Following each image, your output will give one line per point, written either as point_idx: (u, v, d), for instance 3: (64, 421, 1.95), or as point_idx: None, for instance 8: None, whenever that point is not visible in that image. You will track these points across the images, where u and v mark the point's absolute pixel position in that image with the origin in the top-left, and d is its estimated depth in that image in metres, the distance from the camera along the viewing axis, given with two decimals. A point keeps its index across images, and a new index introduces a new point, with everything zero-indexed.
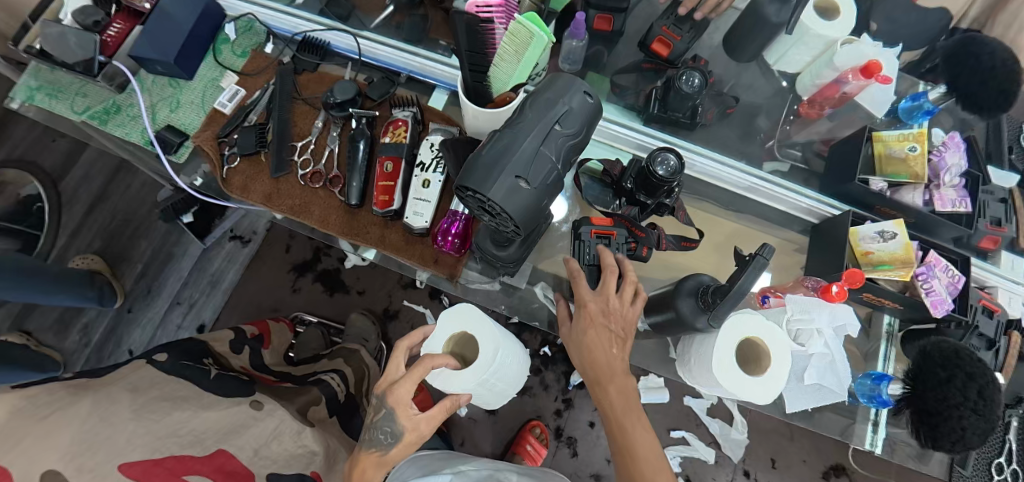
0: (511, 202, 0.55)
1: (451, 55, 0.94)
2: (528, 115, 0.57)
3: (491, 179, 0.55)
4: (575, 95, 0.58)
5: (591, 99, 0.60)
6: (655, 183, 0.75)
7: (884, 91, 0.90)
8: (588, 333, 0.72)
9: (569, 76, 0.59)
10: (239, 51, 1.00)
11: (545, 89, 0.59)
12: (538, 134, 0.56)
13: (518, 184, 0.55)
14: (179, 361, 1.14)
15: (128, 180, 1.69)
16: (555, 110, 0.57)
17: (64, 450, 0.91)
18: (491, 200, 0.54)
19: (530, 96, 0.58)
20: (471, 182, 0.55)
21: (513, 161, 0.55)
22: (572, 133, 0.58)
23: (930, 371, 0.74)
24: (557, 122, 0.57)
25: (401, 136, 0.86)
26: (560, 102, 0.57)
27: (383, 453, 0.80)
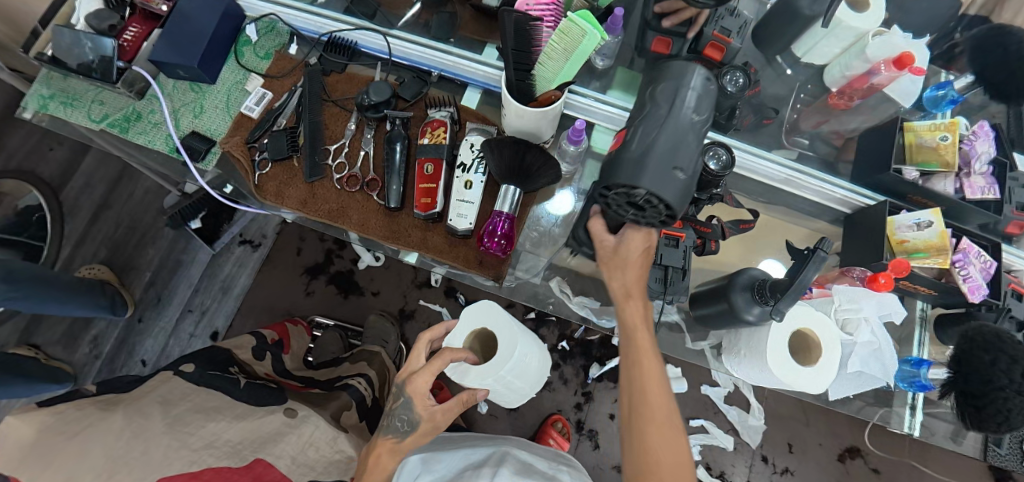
0: (668, 191, 0.65)
1: (484, 53, 0.93)
2: (658, 110, 0.67)
3: (642, 172, 0.65)
4: (695, 81, 0.67)
5: (710, 80, 0.67)
6: (708, 179, 0.77)
7: (913, 82, 0.92)
8: (631, 248, 0.74)
9: (687, 64, 0.67)
10: (262, 53, 0.97)
11: (665, 81, 0.68)
12: (670, 125, 0.66)
13: (672, 175, 0.65)
14: (206, 371, 1.12)
15: (131, 187, 1.65)
16: (682, 101, 0.66)
17: (97, 468, 0.87)
18: (648, 194, 0.65)
19: (651, 93, 0.68)
20: (626, 181, 0.66)
21: (662, 158, 0.65)
22: (702, 118, 0.67)
23: (974, 355, 0.75)
24: (688, 111, 0.66)
25: (441, 137, 0.85)
26: (684, 91, 0.66)
27: (398, 440, 0.87)
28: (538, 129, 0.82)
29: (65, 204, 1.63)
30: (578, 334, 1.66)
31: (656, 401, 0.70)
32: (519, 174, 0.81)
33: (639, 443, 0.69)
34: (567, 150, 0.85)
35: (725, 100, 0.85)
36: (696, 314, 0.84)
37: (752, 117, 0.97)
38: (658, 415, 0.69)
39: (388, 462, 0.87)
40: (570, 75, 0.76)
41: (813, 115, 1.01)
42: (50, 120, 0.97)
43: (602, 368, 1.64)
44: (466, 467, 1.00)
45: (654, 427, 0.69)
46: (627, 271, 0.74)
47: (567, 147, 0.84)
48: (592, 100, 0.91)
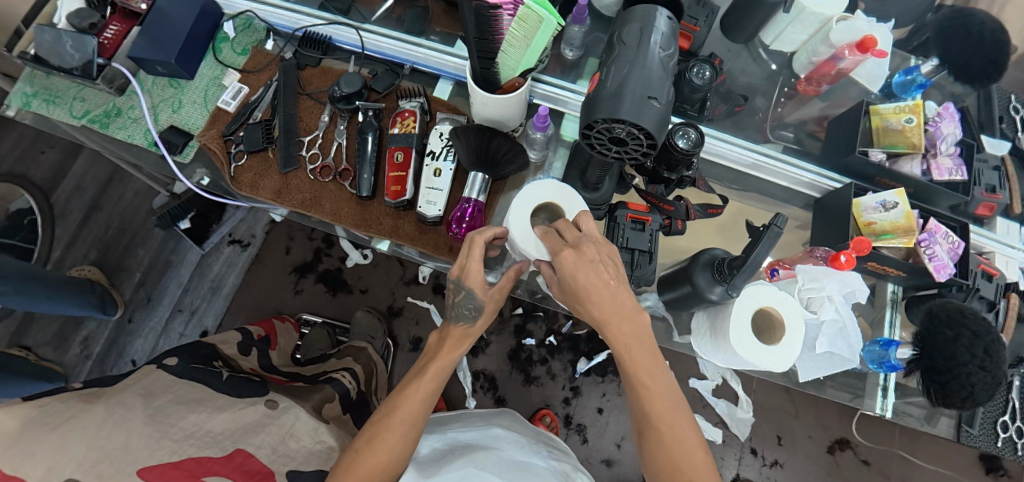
0: (649, 119, 0.59)
1: (455, 45, 0.95)
2: (627, 50, 0.63)
3: (620, 105, 0.60)
4: (658, 18, 0.64)
5: (672, 20, 0.65)
6: (677, 158, 0.80)
7: (878, 66, 0.93)
8: (574, 279, 0.67)
9: (648, 5, 0.65)
10: (239, 49, 0.99)
11: (629, 21, 0.65)
12: (640, 61, 0.61)
13: (651, 103, 0.60)
14: (189, 364, 1.13)
15: (121, 189, 1.67)
16: (649, 38, 0.63)
17: (80, 458, 0.89)
18: (630, 123, 0.59)
19: (618, 36, 0.65)
20: (604, 113, 0.60)
21: (638, 86, 0.60)
22: (670, 53, 0.64)
23: (937, 332, 0.76)
24: (656, 46, 0.63)
25: (411, 126, 0.87)
26: (650, 31, 0.63)
27: (468, 326, 0.81)
28: (505, 116, 0.84)
29: (57, 206, 1.65)
30: (565, 328, 1.66)
31: (670, 421, 0.68)
32: (485, 160, 0.83)
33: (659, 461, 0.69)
34: (534, 137, 0.86)
35: (692, 92, 0.86)
36: (664, 298, 0.84)
37: (723, 105, 0.96)
38: (675, 429, 0.68)
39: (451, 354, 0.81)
40: (531, 62, 0.79)
41: (783, 103, 1.02)
42: (32, 118, 0.99)
43: (590, 362, 1.64)
44: (457, 444, 1.00)
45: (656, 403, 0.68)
46: (583, 305, 0.68)
47: (534, 134, 0.85)
48: (560, 89, 0.92)
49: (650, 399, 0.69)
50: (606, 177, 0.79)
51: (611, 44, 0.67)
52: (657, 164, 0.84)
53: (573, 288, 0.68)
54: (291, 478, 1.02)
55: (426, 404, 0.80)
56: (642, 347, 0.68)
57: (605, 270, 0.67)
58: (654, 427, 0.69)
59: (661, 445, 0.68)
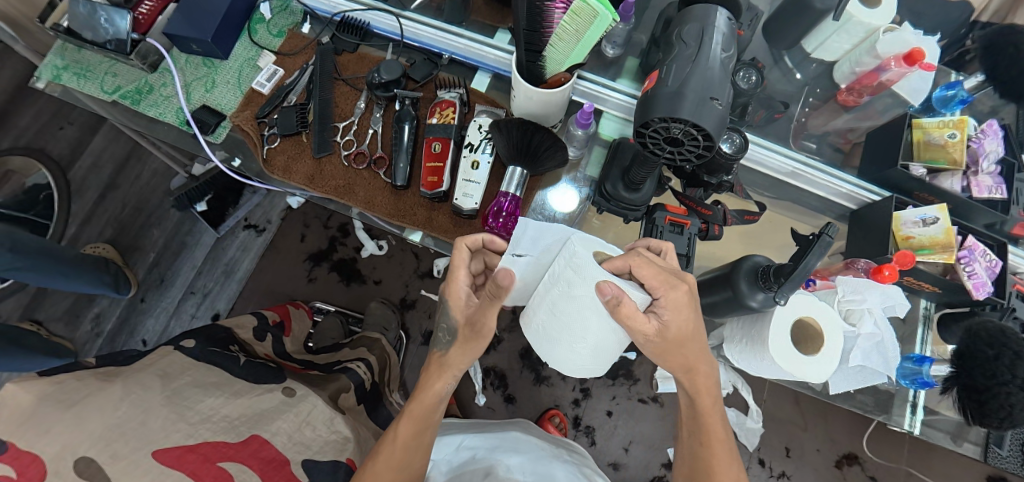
0: (709, 120, 0.59)
1: (495, 37, 0.93)
2: (687, 49, 0.62)
3: (681, 104, 0.59)
4: (719, 18, 0.63)
5: (731, 20, 0.64)
6: (721, 162, 0.79)
7: (923, 79, 0.91)
8: (677, 322, 0.68)
9: (708, 4, 0.64)
10: (275, 31, 0.98)
11: (688, 19, 0.64)
12: (702, 60, 0.60)
13: (712, 104, 0.59)
14: (206, 347, 1.12)
15: (138, 169, 1.66)
16: (710, 38, 0.62)
17: (97, 437, 0.88)
18: (690, 123, 0.58)
19: (676, 36, 0.64)
20: (664, 112, 0.59)
21: (701, 86, 0.59)
22: (730, 54, 0.63)
23: (977, 350, 0.75)
24: (717, 47, 0.62)
25: (449, 117, 0.86)
26: (711, 31, 0.62)
27: (444, 354, 0.77)
28: (545, 111, 0.83)
29: (73, 182, 1.64)
30: None
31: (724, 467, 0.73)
32: (525, 153, 0.82)
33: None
34: (574, 134, 0.85)
35: (736, 97, 0.85)
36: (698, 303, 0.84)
37: (762, 112, 0.94)
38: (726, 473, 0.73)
39: (436, 386, 0.78)
40: (580, 58, 0.77)
41: (819, 114, 1.01)
42: (62, 91, 0.98)
43: None
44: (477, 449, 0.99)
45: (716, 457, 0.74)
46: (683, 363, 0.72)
47: (575, 130, 0.84)
48: (600, 87, 0.91)
49: (713, 446, 0.74)
50: (649, 177, 0.78)
51: (668, 42, 0.66)
52: (698, 167, 0.82)
53: (674, 335, 0.68)
54: (306, 467, 1.02)
55: (409, 451, 0.78)
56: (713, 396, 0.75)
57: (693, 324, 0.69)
58: (707, 472, 0.74)
59: None
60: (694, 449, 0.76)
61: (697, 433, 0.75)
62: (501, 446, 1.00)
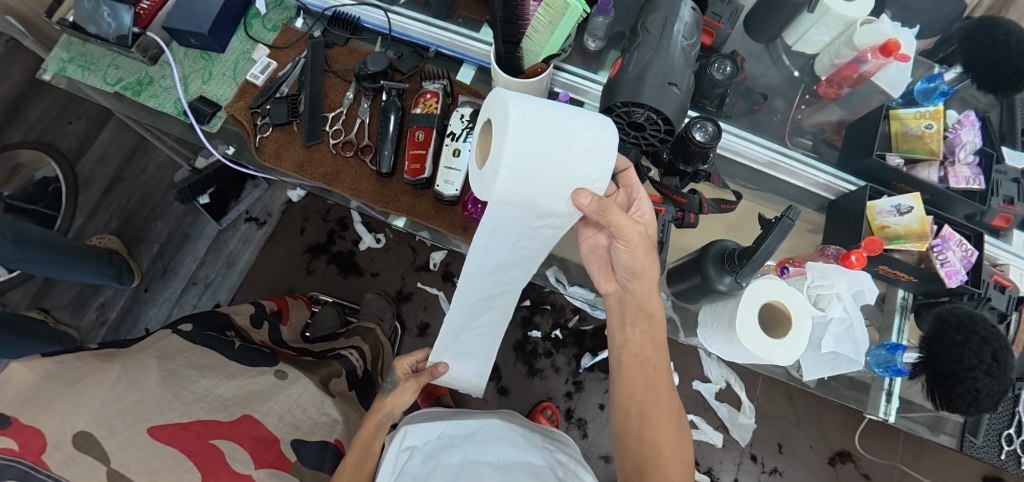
0: (666, 105, 0.65)
1: (480, 31, 0.96)
2: (650, 38, 0.66)
3: (641, 90, 0.65)
4: (683, 8, 0.66)
5: (695, 11, 0.67)
6: (694, 150, 0.80)
7: (900, 71, 0.93)
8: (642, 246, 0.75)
9: None
10: (270, 25, 1.02)
11: (654, 9, 0.67)
12: (664, 48, 0.65)
13: (670, 89, 0.64)
14: (203, 331, 1.15)
15: (144, 163, 1.71)
16: (673, 27, 0.65)
17: (96, 413, 0.92)
18: (649, 108, 0.64)
19: (643, 24, 0.67)
20: (623, 98, 0.65)
21: (662, 73, 0.64)
22: (692, 42, 0.66)
23: (945, 336, 0.76)
24: (681, 37, 0.66)
25: (432, 107, 0.89)
26: (674, 20, 0.66)
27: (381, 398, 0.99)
28: None
29: (81, 176, 1.69)
30: (572, 323, 1.68)
31: (663, 407, 0.78)
32: None
33: (650, 441, 0.77)
34: None
35: (712, 87, 0.86)
36: (673, 290, 0.86)
37: (742, 103, 0.97)
38: (668, 415, 0.79)
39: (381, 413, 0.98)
40: (556, 48, 0.79)
41: (808, 109, 1.02)
42: (68, 83, 1.02)
43: (594, 358, 1.65)
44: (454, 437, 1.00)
45: (658, 389, 0.79)
46: (637, 282, 0.80)
47: None
48: (580, 78, 0.94)
49: (655, 378, 0.79)
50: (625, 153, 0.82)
51: (635, 30, 0.69)
52: (674, 155, 0.84)
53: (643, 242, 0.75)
54: (296, 446, 1.06)
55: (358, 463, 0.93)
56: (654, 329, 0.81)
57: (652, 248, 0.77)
58: (649, 408, 0.78)
59: (654, 429, 0.77)
60: (636, 385, 0.80)
61: (641, 372, 0.80)
62: (469, 443, 0.97)
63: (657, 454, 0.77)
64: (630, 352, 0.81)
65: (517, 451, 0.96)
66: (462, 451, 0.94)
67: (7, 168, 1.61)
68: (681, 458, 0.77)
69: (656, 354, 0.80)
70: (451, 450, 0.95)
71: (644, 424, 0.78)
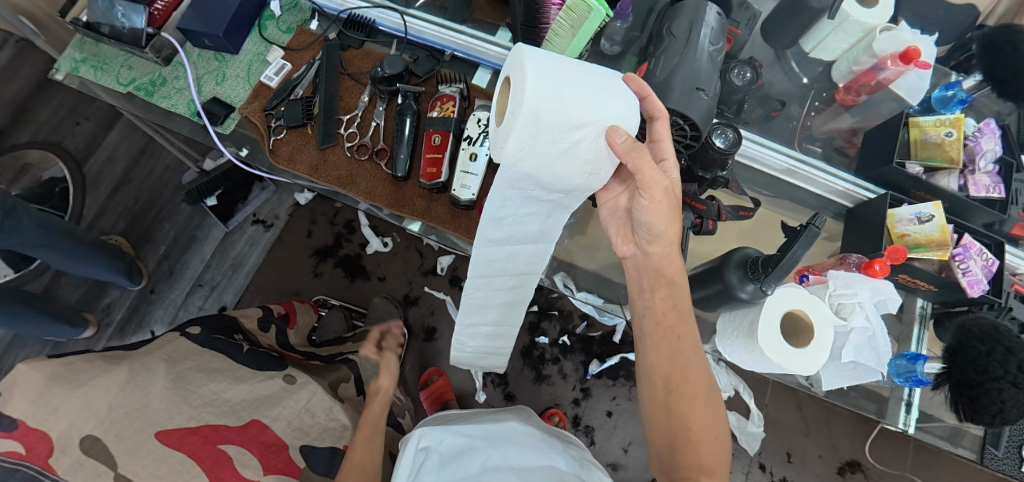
0: (692, 109, 0.66)
1: (496, 34, 0.95)
2: (675, 43, 0.67)
3: (668, 94, 0.67)
4: (708, 13, 0.67)
5: (720, 15, 0.68)
6: (714, 157, 0.79)
7: (919, 77, 0.92)
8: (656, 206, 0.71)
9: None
10: (284, 27, 1.01)
11: (677, 14, 0.68)
12: (690, 53, 0.66)
13: (698, 94, 0.66)
14: (211, 334, 1.14)
15: (151, 164, 1.70)
16: (698, 33, 0.66)
17: (103, 417, 0.91)
18: (675, 112, 0.67)
19: (667, 29, 0.69)
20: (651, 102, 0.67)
21: (689, 78, 0.66)
22: (717, 48, 0.67)
23: (969, 346, 0.75)
24: (707, 42, 0.67)
25: (449, 111, 0.89)
26: (699, 26, 0.66)
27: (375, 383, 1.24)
28: None
29: (88, 177, 1.68)
30: (580, 329, 1.67)
31: (692, 376, 0.73)
32: None
33: (678, 414, 0.73)
34: None
35: (731, 94, 0.85)
36: (691, 297, 0.85)
37: (760, 110, 0.96)
38: (698, 386, 0.73)
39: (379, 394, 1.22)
40: (576, 52, 0.79)
41: (817, 116, 1.02)
42: (79, 84, 1.01)
43: (602, 365, 1.64)
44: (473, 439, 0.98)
45: (686, 357, 0.74)
46: (656, 245, 0.76)
47: None
48: None
49: (682, 348, 0.74)
50: None
51: (659, 35, 0.71)
52: (693, 163, 0.83)
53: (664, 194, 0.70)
54: (304, 452, 1.04)
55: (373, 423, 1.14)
56: (676, 293, 0.76)
57: (671, 204, 0.72)
58: (679, 378, 0.73)
59: (682, 396, 0.72)
60: (662, 353, 0.74)
61: (664, 341, 0.75)
62: (489, 445, 0.96)
63: (687, 428, 0.72)
64: (652, 318, 0.76)
65: (537, 455, 0.94)
66: (484, 455, 0.93)
67: (15, 169, 1.62)
68: (712, 430, 0.72)
69: (681, 325, 0.75)
70: (470, 456, 0.94)
71: (671, 396, 0.73)
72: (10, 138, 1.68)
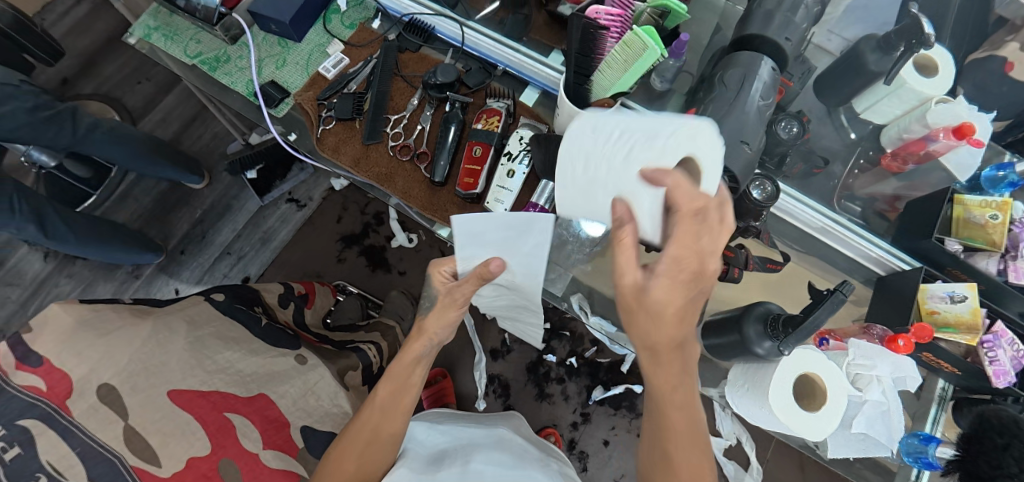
0: (735, 162, 0.65)
1: (550, 56, 0.96)
2: (726, 93, 0.67)
3: None
4: (762, 66, 0.67)
5: (774, 71, 0.68)
6: (750, 208, 0.80)
7: (972, 154, 0.89)
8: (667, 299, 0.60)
9: (754, 54, 0.68)
10: (347, 23, 1.05)
11: (731, 65, 0.68)
12: (739, 105, 0.66)
13: (743, 147, 0.65)
14: (233, 303, 1.17)
15: (201, 131, 1.77)
16: (750, 87, 0.66)
17: (121, 368, 0.95)
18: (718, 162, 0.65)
19: (719, 78, 0.69)
20: None
21: (735, 129, 0.65)
22: (767, 103, 0.67)
23: (986, 437, 0.73)
24: (758, 97, 0.66)
25: (494, 125, 0.91)
26: (751, 80, 0.67)
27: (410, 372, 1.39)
28: None
29: None
30: (588, 353, 1.66)
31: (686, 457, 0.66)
32: None
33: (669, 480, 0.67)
34: None
35: (776, 146, 0.85)
36: (708, 343, 0.84)
37: (801, 165, 0.96)
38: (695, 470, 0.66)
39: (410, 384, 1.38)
40: (626, 87, 0.79)
41: (861, 175, 1.00)
42: (147, 50, 1.07)
43: (606, 392, 1.63)
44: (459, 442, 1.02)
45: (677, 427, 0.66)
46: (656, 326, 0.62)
47: None
48: None
49: (669, 417, 0.66)
50: None
51: (711, 83, 0.71)
52: None
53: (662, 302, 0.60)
54: (304, 432, 1.07)
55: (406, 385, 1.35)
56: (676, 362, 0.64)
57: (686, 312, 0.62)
58: (663, 445, 0.67)
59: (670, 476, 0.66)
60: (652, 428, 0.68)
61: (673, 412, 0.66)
62: (472, 447, 0.99)
63: None
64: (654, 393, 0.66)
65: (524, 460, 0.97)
66: (466, 455, 0.96)
67: None
68: None
69: (657, 375, 0.65)
70: (454, 452, 0.97)
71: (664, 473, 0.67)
72: (74, 87, 1.76)
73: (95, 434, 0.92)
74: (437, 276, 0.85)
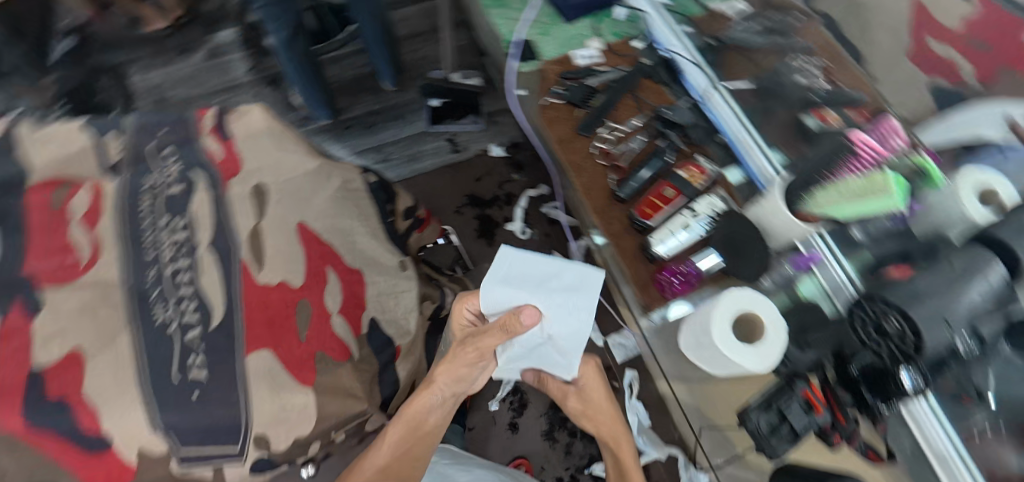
0: (930, 334, 0.69)
1: (773, 152, 1.01)
2: (949, 269, 0.72)
3: (914, 304, 0.70)
4: (994, 272, 0.70)
5: (1004, 281, 0.71)
6: (893, 391, 0.78)
7: None
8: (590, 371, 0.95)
9: (988, 255, 0.71)
10: (615, 31, 1.16)
11: (964, 258, 0.72)
12: (957, 289, 0.69)
13: (943, 323, 0.69)
14: (382, 190, 1.28)
15: (418, 49, 2.08)
16: (974, 281, 0.70)
17: (280, 179, 1.06)
18: (913, 319, 0.70)
19: (945, 260, 0.73)
20: (896, 300, 0.72)
21: (943, 307, 0.69)
22: (980, 302, 0.70)
23: None
24: (976, 293, 0.70)
25: (695, 180, 0.97)
26: (977, 277, 0.70)
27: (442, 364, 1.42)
28: (780, 232, 0.94)
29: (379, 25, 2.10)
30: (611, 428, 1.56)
31: None
32: (730, 247, 0.89)
33: None
34: (782, 270, 0.98)
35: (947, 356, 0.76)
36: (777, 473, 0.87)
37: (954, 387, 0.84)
38: None
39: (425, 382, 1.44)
40: (842, 215, 0.90)
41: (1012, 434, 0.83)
42: None
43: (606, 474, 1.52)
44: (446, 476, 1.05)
45: None
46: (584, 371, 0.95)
47: (784, 266, 0.98)
48: (830, 253, 0.91)
49: None
50: (832, 348, 0.84)
51: (934, 259, 0.75)
52: (865, 377, 0.81)
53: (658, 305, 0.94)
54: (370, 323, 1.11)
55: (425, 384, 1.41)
56: None
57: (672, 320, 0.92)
58: None
59: None
60: None
61: None
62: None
63: None
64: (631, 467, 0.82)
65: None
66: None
67: None
68: None
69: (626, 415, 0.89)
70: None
71: None
72: None
73: (234, 212, 0.98)
74: (459, 316, 1.00)
